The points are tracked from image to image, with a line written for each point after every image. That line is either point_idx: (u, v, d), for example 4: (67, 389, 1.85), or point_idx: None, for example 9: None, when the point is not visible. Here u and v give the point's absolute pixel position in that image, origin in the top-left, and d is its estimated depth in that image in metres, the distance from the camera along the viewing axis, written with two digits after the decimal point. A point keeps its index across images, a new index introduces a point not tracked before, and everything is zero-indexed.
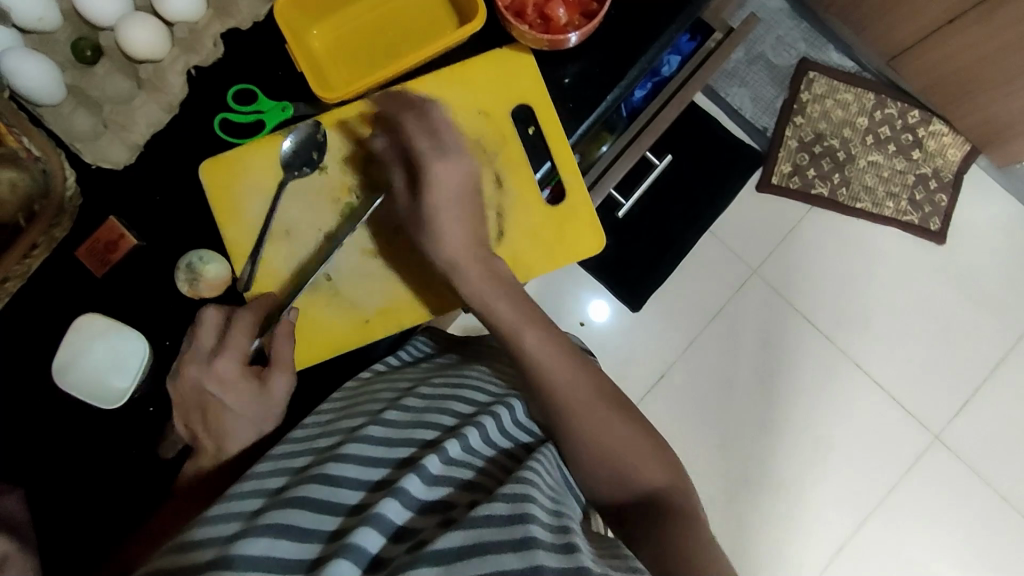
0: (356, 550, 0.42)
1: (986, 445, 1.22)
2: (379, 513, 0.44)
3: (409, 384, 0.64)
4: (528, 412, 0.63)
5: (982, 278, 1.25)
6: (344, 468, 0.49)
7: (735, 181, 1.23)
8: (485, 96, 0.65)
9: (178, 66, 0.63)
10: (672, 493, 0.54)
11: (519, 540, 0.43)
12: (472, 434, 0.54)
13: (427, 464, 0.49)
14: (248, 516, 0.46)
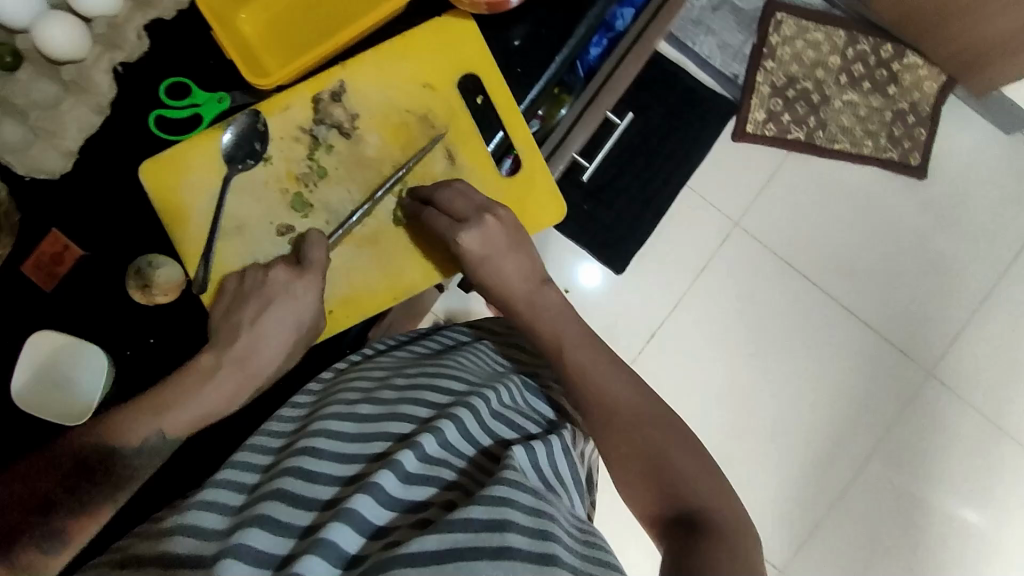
0: (326, 546, 0.41)
1: (979, 376, 1.22)
2: (350, 509, 0.43)
3: (385, 373, 0.61)
4: (517, 397, 0.59)
5: (966, 210, 1.24)
6: (316, 463, 0.49)
7: (708, 135, 1.20)
8: (428, 68, 0.63)
9: (102, 65, 0.62)
10: (704, 484, 0.50)
11: (493, 548, 0.40)
12: (448, 428, 0.50)
13: (399, 459, 0.47)
14: (229, 513, 0.47)
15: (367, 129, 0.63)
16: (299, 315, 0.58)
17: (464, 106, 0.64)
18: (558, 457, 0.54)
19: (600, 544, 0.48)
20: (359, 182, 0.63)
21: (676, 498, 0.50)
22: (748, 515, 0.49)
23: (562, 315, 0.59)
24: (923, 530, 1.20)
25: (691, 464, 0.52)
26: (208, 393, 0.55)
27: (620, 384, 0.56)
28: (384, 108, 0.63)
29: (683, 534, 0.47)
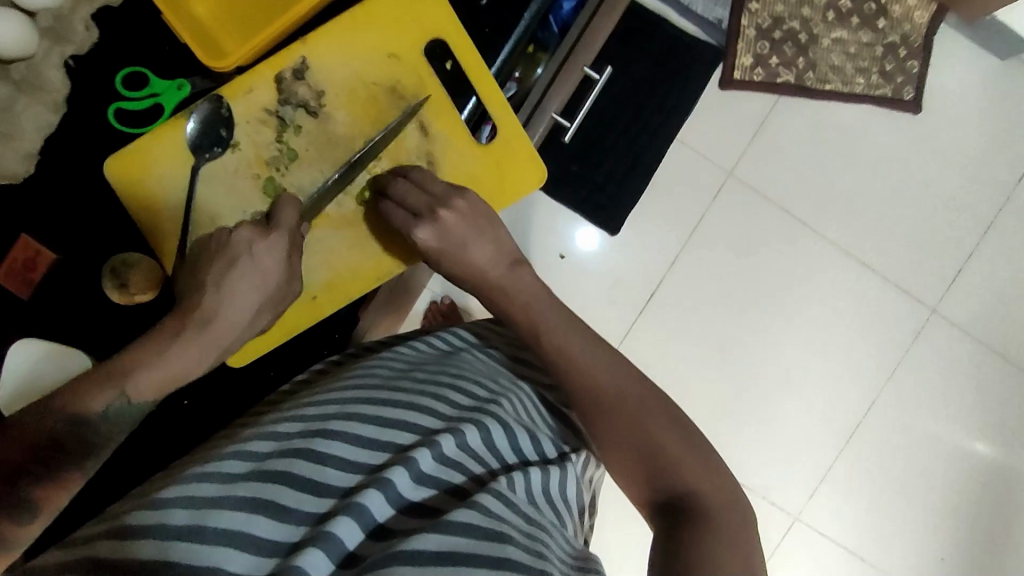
0: (331, 540, 0.41)
1: (984, 309, 1.21)
2: (361, 503, 0.43)
3: (404, 365, 0.61)
4: (525, 407, 0.60)
5: (962, 142, 1.21)
6: (330, 445, 0.48)
7: (695, 85, 1.17)
8: (393, 37, 0.61)
9: (53, 60, 0.65)
10: (704, 476, 0.50)
11: (496, 557, 0.42)
12: (471, 433, 0.52)
13: (416, 458, 0.47)
14: (231, 482, 0.45)
15: (334, 106, 0.61)
16: (269, 274, 0.53)
17: (435, 74, 0.62)
18: (562, 486, 0.56)
19: (595, 568, 0.50)
20: (332, 162, 0.61)
21: (674, 488, 0.50)
22: (749, 511, 0.49)
23: (536, 296, 0.58)
24: (934, 466, 1.20)
25: (691, 450, 0.51)
26: (175, 357, 0.50)
27: (618, 369, 0.55)
28: (351, 82, 0.61)
29: (674, 530, 0.47)
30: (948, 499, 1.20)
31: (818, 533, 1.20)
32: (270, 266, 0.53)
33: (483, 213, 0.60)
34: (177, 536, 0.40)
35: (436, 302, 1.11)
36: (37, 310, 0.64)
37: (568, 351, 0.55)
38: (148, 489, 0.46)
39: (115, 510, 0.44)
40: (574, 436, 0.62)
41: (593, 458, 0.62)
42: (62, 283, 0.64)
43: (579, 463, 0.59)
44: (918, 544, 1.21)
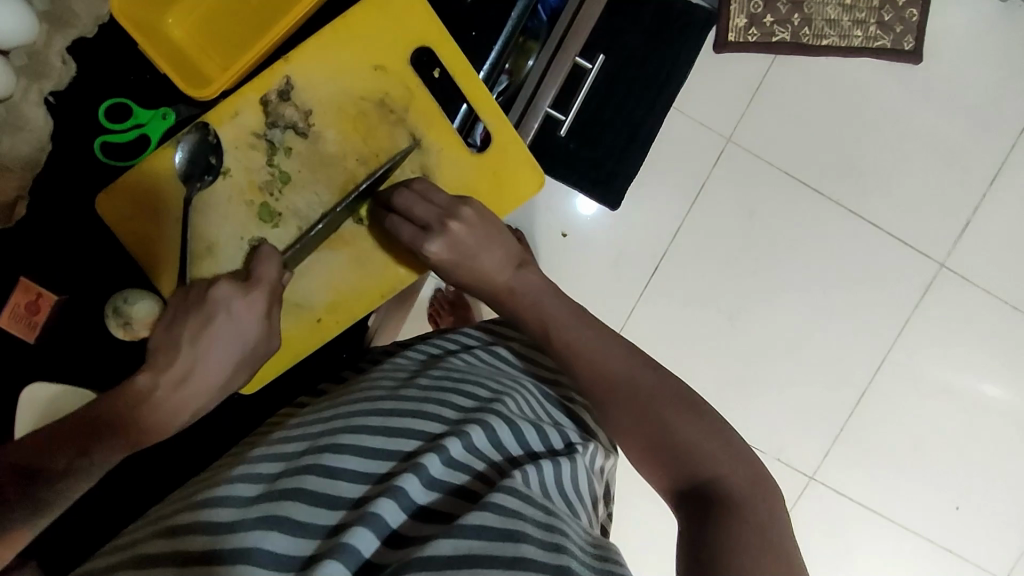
0: (348, 552, 0.41)
1: (992, 259, 1.19)
2: (374, 513, 0.43)
3: (408, 373, 0.61)
4: (533, 402, 0.59)
5: (965, 89, 1.18)
6: (343, 459, 0.48)
7: (693, 48, 1.12)
8: (378, 49, 0.59)
9: (33, 97, 0.64)
10: (722, 454, 0.48)
11: (510, 557, 0.41)
12: (477, 433, 0.51)
13: (426, 463, 0.47)
14: (244, 506, 0.44)
15: (324, 124, 0.60)
16: (245, 334, 0.54)
17: (422, 83, 0.60)
18: (574, 478, 0.54)
19: (613, 557, 0.47)
20: (326, 183, 0.60)
21: (695, 474, 0.48)
22: (774, 492, 0.46)
23: (542, 296, 0.58)
24: (946, 418, 1.21)
25: (711, 436, 0.49)
26: (152, 416, 0.52)
27: (621, 356, 0.54)
28: (338, 98, 0.60)
29: (698, 520, 0.45)
30: (962, 449, 1.21)
31: (834, 491, 1.22)
32: (245, 328, 0.54)
33: (486, 225, 0.59)
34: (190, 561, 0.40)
35: (440, 292, 1.10)
36: (46, 352, 0.64)
37: (574, 342, 0.55)
38: (163, 517, 0.46)
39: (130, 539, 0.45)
40: (582, 430, 0.60)
41: (602, 450, 0.60)
42: (69, 322, 0.65)
43: (588, 455, 0.57)
44: (933, 495, 1.22)
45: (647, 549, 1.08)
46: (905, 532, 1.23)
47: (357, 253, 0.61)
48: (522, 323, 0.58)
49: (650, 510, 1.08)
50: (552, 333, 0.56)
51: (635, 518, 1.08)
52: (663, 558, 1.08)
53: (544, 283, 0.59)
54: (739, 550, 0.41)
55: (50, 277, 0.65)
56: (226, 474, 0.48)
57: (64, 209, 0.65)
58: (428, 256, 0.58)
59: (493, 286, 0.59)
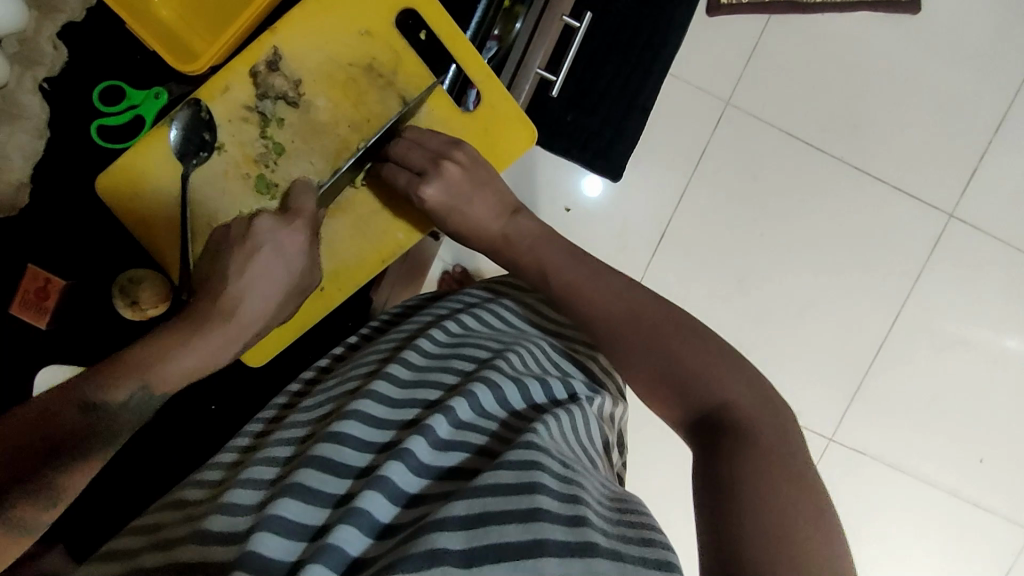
0: (359, 515, 0.40)
1: (1001, 206, 1.18)
2: (383, 476, 0.42)
3: (409, 336, 0.61)
4: (539, 357, 0.59)
5: (966, 37, 1.16)
6: (350, 425, 0.47)
7: (686, 12, 1.12)
8: (363, 13, 0.60)
9: (28, 85, 0.66)
10: (736, 388, 0.47)
11: (524, 510, 0.40)
12: (483, 393, 0.50)
13: (432, 425, 0.46)
14: (262, 485, 0.45)
15: (314, 93, 0.60)
16: (290, 267, 0.54)
17: (408, 45, 0.61)
18: (584, 425, 0.54)
19: (636, 509, 0.47)
20: (320, 152, 0.61)
21: (709, 401, 0.48)
22: (790, 415, 0.46)
23: (539, 240, 0.58)
24: (962, 372, 1.20)
25: (724, 365, 0.49)
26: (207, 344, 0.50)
27: (625, 295, 0.54)
28: (326, 66, 0.60)
29: (712, 446, 0.45)
30: (980, 402, 1.20)
31: (856, 451, 1.21)
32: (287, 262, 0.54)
33: (479, 175, 0.59)
34: (214, 537, 0.41)
35: (448, 271, 1.11)
36: (56, 337, 0.65)
37: (576, 285, 0.55)
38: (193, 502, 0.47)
39: (161, 521, 0.46)
40: (590, 381, 0.60)
41: (610, 398, 0.60)
42: (76, 307, 0.65)
43: (595, 405, 0.57)
44: (954, 450, 1.21)
45: (666, 515, 1.09)
46: (929, 489, 1.21)
47: (358, 213, 0.62)
48: (522, 265, 0.58)
49: (668, 476, 1.08)
50: (555, 280, 0.56)
51: (653, 484, 1.08)
52: (682, 522, 1.09)
53: (539, 228, 0.59)
54: (752, 471, 0.42)
55: (57, 263, 0.66)
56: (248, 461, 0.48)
57: (65, 195, 0.66)
58: (423, 200, 0.58)
59: (488, 235, 0.59)
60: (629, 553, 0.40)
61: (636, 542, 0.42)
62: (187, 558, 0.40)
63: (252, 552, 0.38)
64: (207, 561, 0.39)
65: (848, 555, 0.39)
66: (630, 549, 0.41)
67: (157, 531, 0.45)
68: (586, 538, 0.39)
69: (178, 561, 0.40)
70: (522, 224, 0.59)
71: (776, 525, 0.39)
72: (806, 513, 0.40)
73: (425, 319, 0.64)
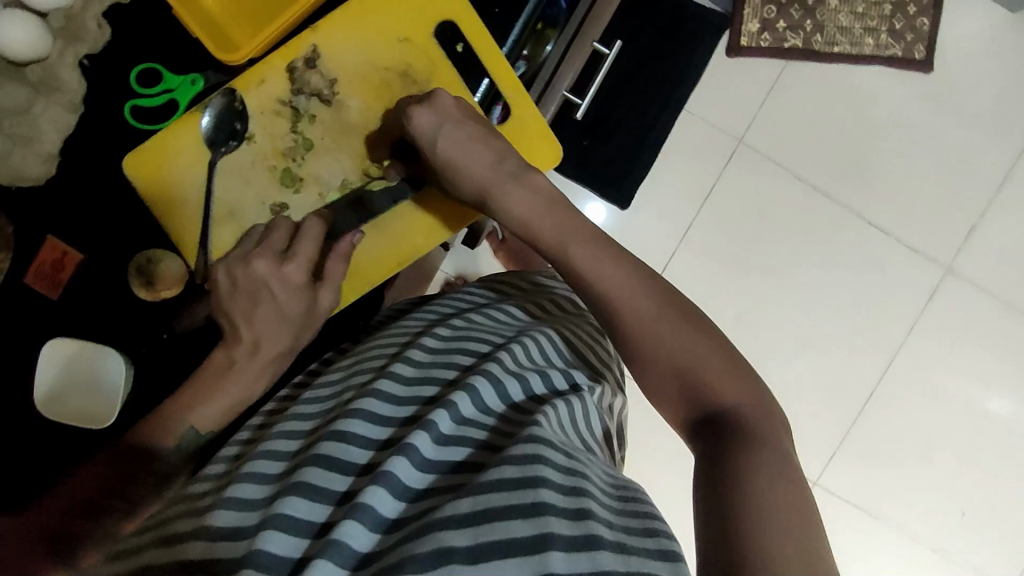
0: (364, 511, 0.40)
1: (998, 266, 1.19)
2: (386, 472, 0.42)
3: (413, 334, 0.60)
4: (543, 347, 0.58)
5: (975, 98, 1.19)
6: (355, 423, 0.46)
7: (703, 52, 1.16)
8: (404, 21, 0.62)
9: (68, 60, 0.65)
10: (734, 386, 0.46)
11: (528, 505, 0.39)
12: (486, 389, 0.50)
13: (434, 421, 0.46)
14: (268, 482, 0.44)
15: (347, 94, 0.62)
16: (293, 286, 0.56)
17: (444, 56, 0.62)
18: (585, 416, 0.55)
19: (636, 496, 0.47)
20: (347, 151, 0.63)
21: (705, 401, 0.46)
22: (779, 407, 0.45)
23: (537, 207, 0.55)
24: (950, 424, 1.20)
25: (719, 359, 0.47)
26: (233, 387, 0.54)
27: (626, 277, 0.50)
28: (362, 68, 0.62)
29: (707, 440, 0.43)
30: (968, 458, 1.21)
31: (838, 497, 1.21)
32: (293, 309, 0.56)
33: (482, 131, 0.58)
34: (222, 536, 0.40)
35: (449, 282, 1.12)
36: (65, 308, 0.65)
37: (579, 266, 0.51)
38: (191, 492, 0.46)
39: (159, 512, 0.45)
40: (590, 371, 0.61)
41: (608, 388, 0.62)
42: (88, 282, 0.65)
43: (595, 394, 0.58)
44: (937, 503, 1.21)
45: None
46: (909, 541, 1.21)
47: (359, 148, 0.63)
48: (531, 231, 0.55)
49: None
50: (550, 253, 0.54)
51: None
52: None
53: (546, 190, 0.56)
54: (749, 467, 0.40)
55: (75, 235, 0.65)
56: (250, 452, 0.47)
57: (88, 173, 0.66)
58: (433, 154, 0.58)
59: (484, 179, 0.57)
60: (632, 544, 0.41)
61: (640, 534, 0.42)
62: (191, 556, 0.40)
63: (259, 551, 0.38)
64: (216, 559, 0.39)
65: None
66: (634, 540, 0.41)
67: (160, 524, 0.43)
68: (591, 532, 0.40)
69: (188, 558, 0.40)
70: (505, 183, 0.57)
71: (778, 515, 0.37)
72: (800, 505, 0.38)
73: (430, 317, 0.64)
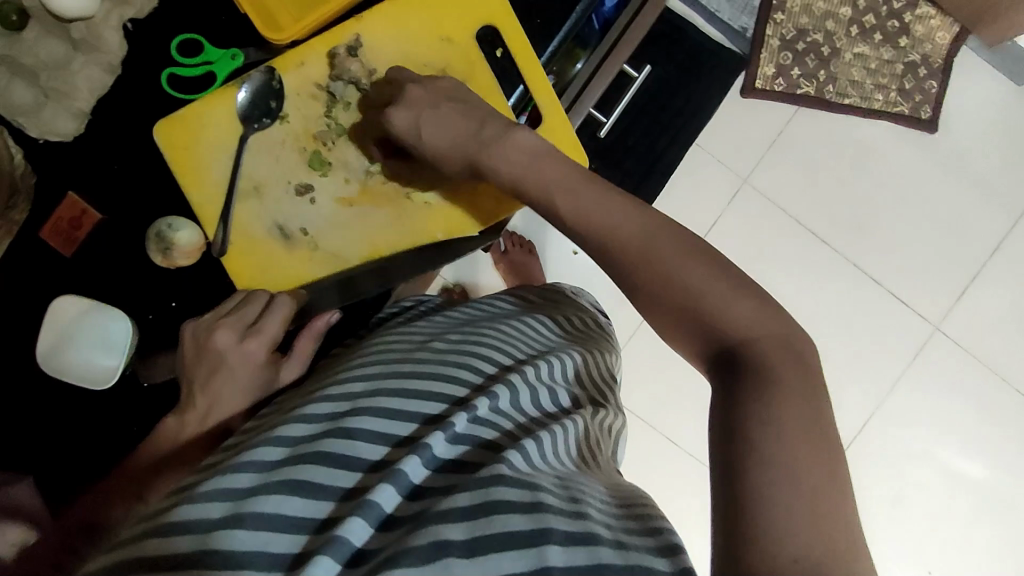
0: (370, 507, 0.39)
1: (987, 329, 1.22)
2: (400, 470, 0.41)
3: (426, 337, 0.60)
4: (556, 361, 0.59)
5: (974, 163, 1.22)
6: (365, 421, 0.45)
7: (717, 90, 1.18)
8: (446, 22, 0.66)
9: (112, 21, 0.65)
10: (746, 307, 0.43)
11: (528, 503, 0.40)
12: (503, 396, 0.50)
13: (453, 421, 0.45)
14: (267, 471, 0.42)
15: None
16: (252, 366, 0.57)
17: (483, 59, 0.66)
18: (588, 436, 0.56)
19: (642, 500, 0.47)
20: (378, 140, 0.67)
21: (721, 333, 0.43)
22: (810, 345, 0.42)
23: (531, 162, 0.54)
24: (926, 482, 1.20)
25: (747, 298, 0.43)
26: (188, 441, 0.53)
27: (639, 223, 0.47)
28: (402, 62, 0.66)
29: (729, 387, 0.40)
30: (941, 518, 1.20)
31: None
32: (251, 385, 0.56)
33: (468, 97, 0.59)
34: (217, 526, 0.38)
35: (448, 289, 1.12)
36: (78, 267, 0.64)
37: (582, 212, 0.49)
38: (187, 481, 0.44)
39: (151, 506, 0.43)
40: (594, 396, 0.61)
41: (610, 413, 0.62)
42: (103, 244, 0.65)
43: (598, 416, 0.59)
44: (908, 559, 1.20)
45: None
46: None
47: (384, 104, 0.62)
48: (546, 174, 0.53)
49: None
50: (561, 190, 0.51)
51: None
52: None
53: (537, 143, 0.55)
54: (767, 422, 0.37)
55: (96, 194, 0.65)
56: (249, 440, 0.45)
57: (116, 135, 0.66)
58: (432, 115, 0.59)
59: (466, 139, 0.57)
60: (631, 542, 0.41)
61: (640, 533, 0.42)
62: (180, 549, 0.38)
63: (260, 551, 0.37)
64: (208, 552, 0.37)
65: (862, 547, 0.35)
66: (635, 539, 0.42)
67: (150, 516, 0.42)
68: (590, 530, 0.40)
69: (176, 552, 0.37)
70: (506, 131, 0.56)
71: (788, 478, 0.35)
72: (818, 466, 0.36)
73: (443, 322, 0.64)
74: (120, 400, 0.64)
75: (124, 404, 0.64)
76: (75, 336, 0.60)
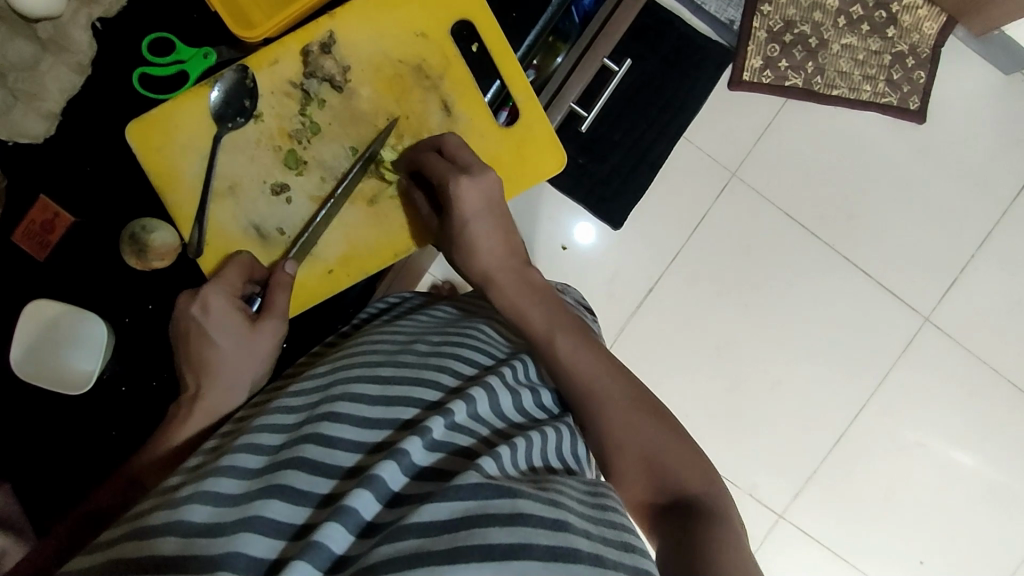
0: (347, 513, 0.38)
1: (977, 319, 1.21)
2: (375, 475, 0.41)
3: (407, 337, 0.59)
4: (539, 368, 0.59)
5: (961, 154, 1.22)
6: (341, 428, 0.45)
7: (702, 82, 1.17)
8: (422, 18, 0.65)
9: (80, 21, 0.64)
10: (686, 471, 0.52)
11: (506, 514, 0.39)
12: (481, 401, 0.49)
13: (429, 427, 0.45)
14: (249, 478, 0.42)
15: (359, 82, 0.65)
16: (218, 327, 0.56)
17: (457, 53, 0.66)
18: (573, 440, 0.55)
19: (613, 505, 0.47)
20: (354, 137, 0.65)
21: (672, 486, 0.52)
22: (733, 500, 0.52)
23: (523, 303, 0.59)
24: (918, 471, 1.20)
25: (679, 447, 0.54)
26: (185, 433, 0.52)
27: (597, 362, 0.56)
28: (376, 58, 0.65)
29: (682, 530, 0.49)
30: (933, 507, 1.21)
31: (802, 533, 1.20)
32: (227, 345, 0.56)
33: (507, 224, 0.62)
34: (200, 530, 0.38)
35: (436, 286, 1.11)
36: (52, 271, 0.63)
37: (566, 358, 0.56)
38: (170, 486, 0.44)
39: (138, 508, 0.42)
40: None
41: None
42: (77, 246, 0.64)
43: None
44: (900, 547, 1.21)
45: None
46: None
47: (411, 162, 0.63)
48: (526, 322, 0.58)
49: None
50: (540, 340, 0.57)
51: None
52: None
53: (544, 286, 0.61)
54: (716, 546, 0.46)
55: (68, 196, 0.64)
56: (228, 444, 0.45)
57: (88, 136, 0.65)
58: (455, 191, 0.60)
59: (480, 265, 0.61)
60: (608, 557, 0.41)
61: (617, 546, 0.43)
62: (163, 551, 0.37)
63: (237, 553, 0.36)
64: (191, 556, 0.36)
65: None
66: (611, 552, 0.42)
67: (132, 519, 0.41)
68: (570, 544, 0.39)
69: (162, 555, 0.36)
70: (508, 272, 0.61)
71: None
72: None
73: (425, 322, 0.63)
74: (99, 403, 0.64)
75: (103, 408, 0.64)
76: (60, 340, 0.60)
